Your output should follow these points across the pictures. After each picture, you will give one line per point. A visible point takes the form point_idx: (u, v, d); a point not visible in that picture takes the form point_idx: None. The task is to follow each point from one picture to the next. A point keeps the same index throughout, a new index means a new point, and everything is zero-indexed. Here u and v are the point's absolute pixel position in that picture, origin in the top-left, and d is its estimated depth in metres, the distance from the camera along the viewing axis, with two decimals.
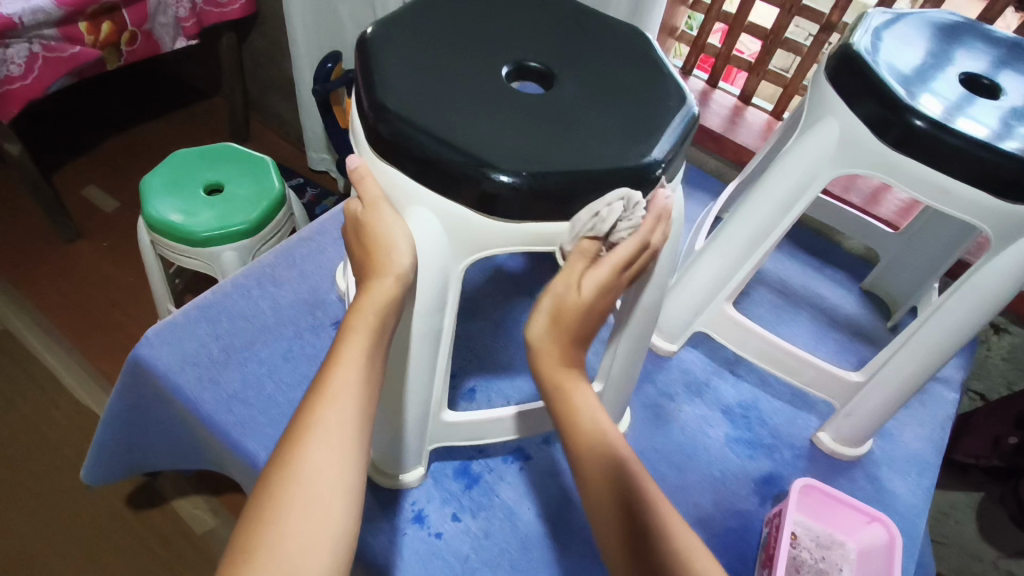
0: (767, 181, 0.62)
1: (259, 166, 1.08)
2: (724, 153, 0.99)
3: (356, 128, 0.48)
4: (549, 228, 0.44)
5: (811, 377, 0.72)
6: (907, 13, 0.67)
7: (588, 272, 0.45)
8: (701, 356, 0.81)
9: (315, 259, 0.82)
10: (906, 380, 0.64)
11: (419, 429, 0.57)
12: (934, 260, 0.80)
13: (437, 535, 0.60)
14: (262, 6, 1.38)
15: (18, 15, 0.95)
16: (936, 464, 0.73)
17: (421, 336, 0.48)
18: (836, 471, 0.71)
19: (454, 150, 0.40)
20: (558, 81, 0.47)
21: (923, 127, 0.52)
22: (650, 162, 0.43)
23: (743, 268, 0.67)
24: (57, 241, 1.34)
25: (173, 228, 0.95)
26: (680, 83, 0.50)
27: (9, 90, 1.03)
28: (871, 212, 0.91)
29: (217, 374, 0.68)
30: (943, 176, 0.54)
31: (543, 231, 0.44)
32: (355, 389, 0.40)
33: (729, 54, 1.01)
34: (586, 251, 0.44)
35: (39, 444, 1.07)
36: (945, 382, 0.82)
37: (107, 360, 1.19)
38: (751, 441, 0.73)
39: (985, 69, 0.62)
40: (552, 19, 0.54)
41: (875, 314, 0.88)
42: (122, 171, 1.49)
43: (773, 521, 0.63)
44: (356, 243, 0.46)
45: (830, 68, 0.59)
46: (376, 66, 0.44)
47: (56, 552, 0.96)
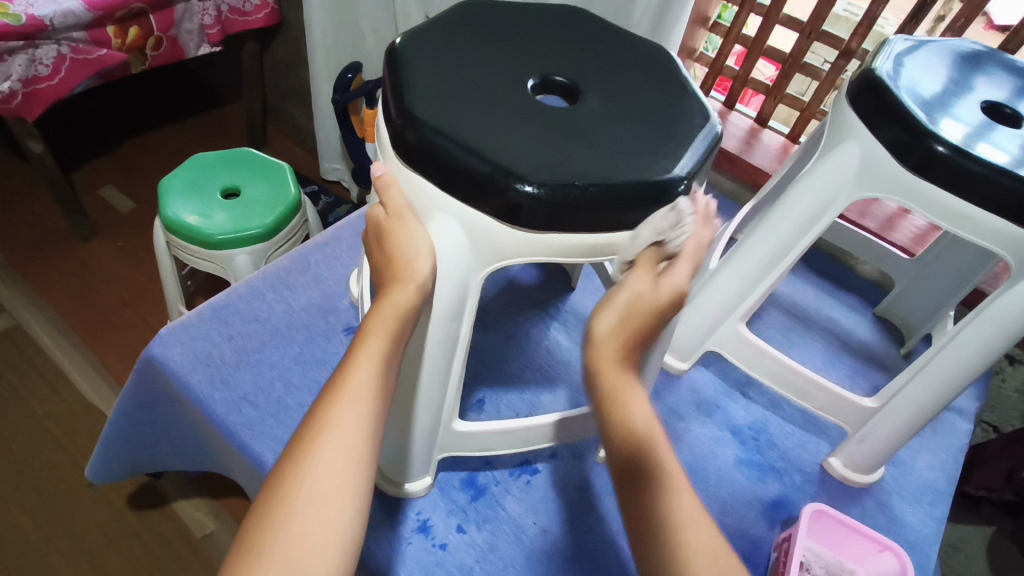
0: (786, 202, 0.62)
1: (276, 172, 1.09)
2: (739, 174, 1.00)
3: (381, 135, 0.48)
4: (459, 250, 0.44)
5: (824, 401, 0.71)
6: (929, 40, 0.68)
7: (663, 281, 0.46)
8: (712, 375, 0.81)
9: (330, 265, 0.82)
10: (922, 407, 0.63)
11: (428, 438, 0.56)
12: (950, 288, 0.80)
13: (441, 546, 0.59)
14: (286, 17, 1.41)
15: (49, 17, 0.97)
16: (948, 495, 0.72)
17: (437, 343, 0.48)
18: (847, 497, 0.70)
19: (478, 158, 0.40)
20: (584, 96, 0.48)
21: (944, 152, 0.52)
22: (673, 177, 0.43)
23: (759, 288, 0.67)
24: (73, 239, 1.36)
25: (189, 230, 0.96)
26: (704, 101, 0.50)
27: (36, 89, 1.05)
28: (886, 238, 0.91)
29: (228, 375, 0.68)
30: (963, 203, 0.54)
31: (457, 251, 0.44)
32: (368, 392, 0.40)
33: (746, 77, 1.01)
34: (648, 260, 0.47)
35: (43, 439, 1.07)
36: (958, 411, 0.81)
37: (116, 358, 1.19)
38: (761, 464, 0.72)
39: (1007, 98, 0.62)
40: (578, 35, 0.54)
41: (888, 340, 0.87)
42: (139, 172, 1.51)
43: (782, 545, 0.62)
44: (377, 249, 0.47)
45: (852, 92, 0.59)
46: (405, 74, 0.45)
47: (54, 549, 0.96)
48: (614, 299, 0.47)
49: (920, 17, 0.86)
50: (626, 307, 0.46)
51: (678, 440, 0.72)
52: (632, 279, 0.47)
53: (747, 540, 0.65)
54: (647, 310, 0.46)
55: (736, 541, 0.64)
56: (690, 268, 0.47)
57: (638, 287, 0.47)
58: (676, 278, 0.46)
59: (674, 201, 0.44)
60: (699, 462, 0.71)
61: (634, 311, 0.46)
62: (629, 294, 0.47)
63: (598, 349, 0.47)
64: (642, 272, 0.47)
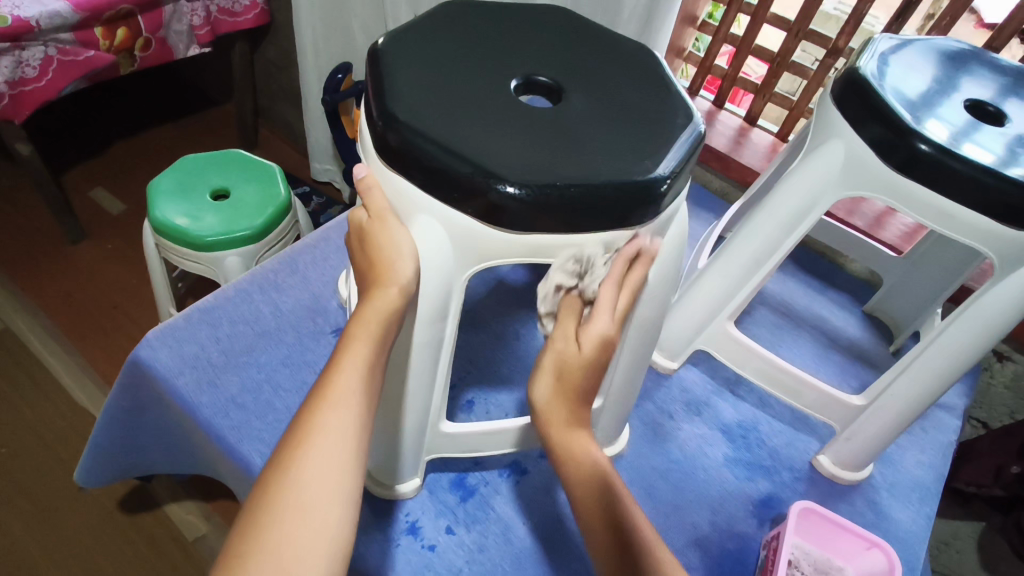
0: (772, 201, 0.62)
1: (266, 173, 1.09)
2: (729, 173, 1.00)
3: (363, 136, 0.48)
4: (546, 242, 0.44)
5: (812, 400, 0.71)
6: (914, 39, 0.68)
7: (583, 336, 0.46)
8: (702, 374, 0.81)
9: (319, 266, 0.82)
10: (908, 405, 0.63)
11: (416, 439, 0.56)
12: (938, 285, 0.80)
13: (430, 547, 0.59)
14: (275, 17, 1.40)
15: (35, 18, 0.96)
16: (937, 492, 0.72)
17: (422, 345, 0.48)
18: (836, 495, 0.70)
19: (461, 161, 0.40)
20: (567, 95, 0.48)
21: (928, 151, 0.52)
22: (655, 177, 0.43)
23: (747, 286, 0.67)
24: (62, 241, 1.35)
25: (178, 232, 0.96)
26: (687, 101, 0.50)
27: (23, 91, 1.04)
28: (874, 236, 0.92)
29: (216, 378, 0.68)
30: (948, 201, 0.54)
31: (541, 244, 0.44)
32: (354, 396, 0.40)
33: (735, 76, 1.01)
34: (570, 308, 0.48)
35: (33, 443, 1.06)
36: (947, 408, 0.81)
37: (107, 361, 1.19)
38: (750, 462, 0.72)
39: (991, 96, 0.63)
40: (562, 35, 0.54)
41: (878, 338, 0.87)
42: (129, 174, 1.50)
43: (771, 543, 0.62)
44: (360, 252, 0.47)
45: (837, 91, 0.59)
46: (386, 75, 0.45)
47: (45, 553, 0.95)
48: (544, 360, 0.48)
49: (906, 16, 0.86)
50: (555, 367, 0.47)
51: (669, 440, 0.72)
52: (556, 337, 0.48)
53: (737, 539, 0.65)
54: (573, 363, 0.47)
55: (726, 540, 0.64)
56: (609, 316, 0.46)
57: (561, 346, 0.47)
58: (591, 328, 0.46)
59: (657, 201, 0.44)
60: (689, 461, 0.71)
61: (564, 369, 0.47)
62: (552, 349, 0.47)
63: (544, 415, 0.48)
64: (561, 331, 0.47)
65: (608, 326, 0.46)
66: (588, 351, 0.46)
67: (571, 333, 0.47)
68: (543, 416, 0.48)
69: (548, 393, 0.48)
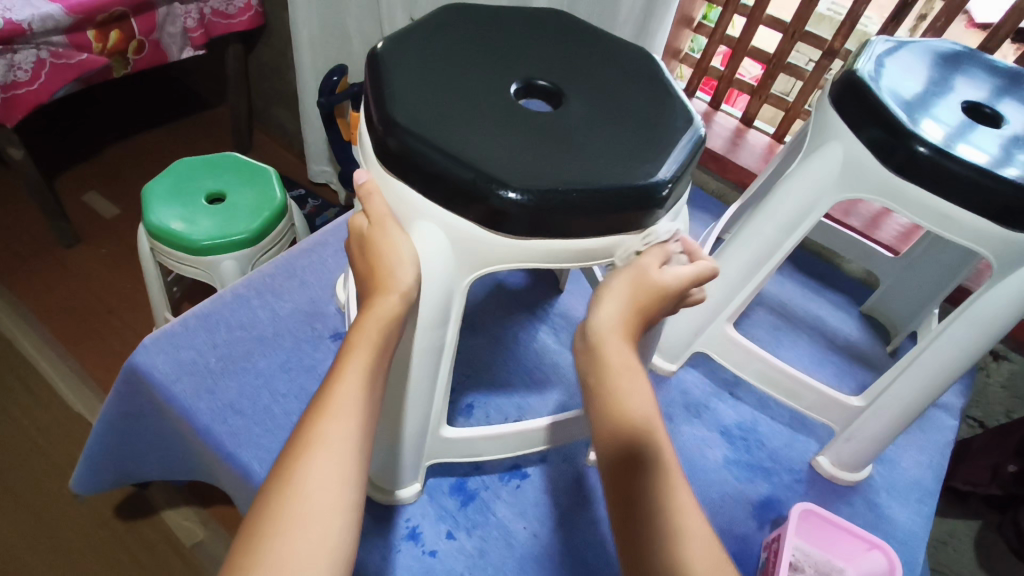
0: (771, 204, 0.62)
1: (261, 176, 1.08)
2: (725, 174, 1.00)
3: (363, 142, 0.48)
4: (556, 245, 0.44)
5: (811, 401, 0.71)
6: (910, 41, 0.68)
7: (666, 271, 0.47)
8: (700, 376, 0.81)
9: (316, 271, 0.82)
10: (907, 406, 0.63)
11: (416, 445, 0.56)
12: (935, 286, 0.80)
13: (431, 552, 0.59)
14: (270, 19, 1.40)
15: (27, 21, 0.95)
16: (935, 492, 0.73)
17: (423, 351, 0.48)
18: (836, 495, 0.71)
19: (461, 166, 0.40)
20: (567, 100, 0.48)
21: (926, 153, 0.52)
22: (656, 182, 0.43)
23: (745, 289, 0.67)
24: (56, 246, 1.34)
25: (173, 236, 0.95)
26: (687, 104, 0.50)
27: (15, 95, 1.03)
28: (871, 236, 0.92)
29: (213, 384, 0.67)
30: (946, 203, 0.54)
31: (551, 248, 0.44)
32: (354, 406, 0.39)
33: (731, 77, 1.02)
34: (660, 250, 0.47)
35: (27, 450, 1.05)
36: (944, 408, 0.82)
37: (102, 366, 1.18)
38: (750, 464, 0.72)
39: (987, 98, 0.63)
40: (562, 40, 0.54)
41: (875, 338, 0.88)
42: (123, 177, 1.49)
43: (772, 545, 0.62)
44: (360, 259, 0.46)
45: (834, 94, 0.59)
46: (385, 80, 0.44)
47: (41, 561, 0.94)
48: (617, 281, 0.48)
49: (901, 17, 0.86)
50: (634, 282, 0.46)
51: (668, 442, 0.72)
52: (640, 260, 0.47)
53: (737, 541, 0.65)
54: (652, 290, 0.46)
55: (726, 542, 0.64)
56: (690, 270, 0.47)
57: (645, 265, 0.47)
58: (674, 270, 0.47)
59: (658, 206, 0.44)
60: (689, 463, 0.71)
61: (638, 289, 0.46)
62: (634, 270, 0.47)
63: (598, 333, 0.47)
64: (644, 267, 0.47)
65: (688, 282, 0.47)
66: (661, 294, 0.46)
67: (657, 264, 0.47)
68: (604, 333, 0.47)
69: (615, 317, 0.47)
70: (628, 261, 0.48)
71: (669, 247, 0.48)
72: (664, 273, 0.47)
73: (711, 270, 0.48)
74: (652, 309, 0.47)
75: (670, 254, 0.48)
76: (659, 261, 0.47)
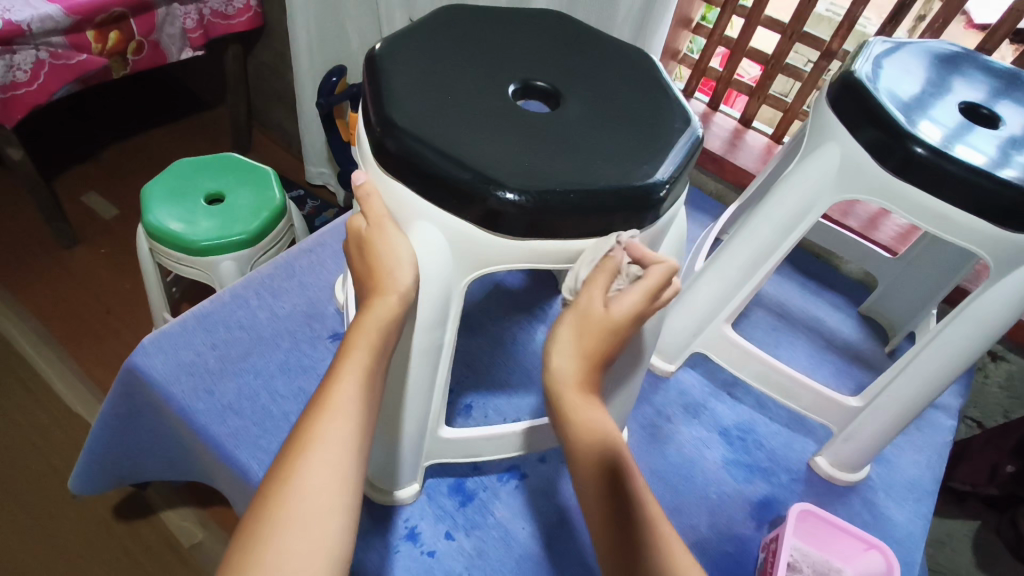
0: (769, 204, 0.63)
1: (260, 177, 1.08)
2: (724, 175, 1.00)
3: (362, 142, 0.48)
4: (549, 245, 0.44)
5: (809, 402, 0.71)
6: (907, 42, 0.68)
7: (613, 300, 0.44)
8: (699, 376, 0.81)
9: (315, 271, 0.82)
10: (904, 406, 0.63)
11: (415, 445, 0.56)
12: (933, 286, 0.80)
13: (430, 553, 0.59)
14: (269, 20, 1.40)
15: (26, 22, 0.96)
16: (933, 492, 0.73)
17: (421, 352, 0.48)
18: (834, 496, 0.71)
19: (459, 166, 0.40)
20: (565, 101, 0.48)
21: (923, 154, 0.52)
22: (654, 183, 0.43)
23: (744, 289, 0.67)
24: (55, 247, 1.34)
25: (172, 236, 0.95)
26: (684, 105, 0.50)
27: (14, 95, 1.03)
28: (869, 237, 0.92)
29: (212, 384, 0.67)
30: (943, 204, 0.54)
31: (541, 248, 0.44)
32: (352, 406, 0.40)
33: (730, 78, 1.02)
34: (607, 270, 0.44)
35: (25, 450, 1.05)
36: (942, 408, 0.82)
37: (101, 367, 1.18)
38: (748, 464, 0.72)
39: (984, 99, 0.63)
40: (560, 41, 0.54)
41: (873, 339, 0.88)
42: (122, 178, 1.49)
43: (770, 546, 0.62)
44: (358, 259, 0.46)
45: (832, 95, 0.60)
46: (384, 81, 0.45)
47: (39, 561, 0.94)
48: (565, 323, 0.46)
49: (899, 18, 0.86)
50: (577, 323, 0.45)
51: (666, 442, 0.72)
52: (580, 299, 0.45)
53: (735, 541, 0.65)
54: (598, 329, 0.44)
55: (724, 542, 0.64)
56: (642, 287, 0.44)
57: (587, 303, 0.44)
58: (623, 299, 0.44)
59: (656, 206, 0.44)
60: (687, 463, 0.71)
61: (585, 331, 0.44)
62: (576, 312, 0.45)
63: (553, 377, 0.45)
64: (574, 315, 0.45)
65: (638, 306, 0.44)
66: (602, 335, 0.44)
67: (599, 292, 0.44)
68: (560, 381, 0.45)
69: (570, 363, 0.45)
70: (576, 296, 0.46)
71: (613, 260, 0.44)
72: (606, 307, 0.44)
73: (665, 272, 0.44)
74: (604, 348, 0.45)
75: (618, 268, 0.44)
76: (605, 287, 0.44)
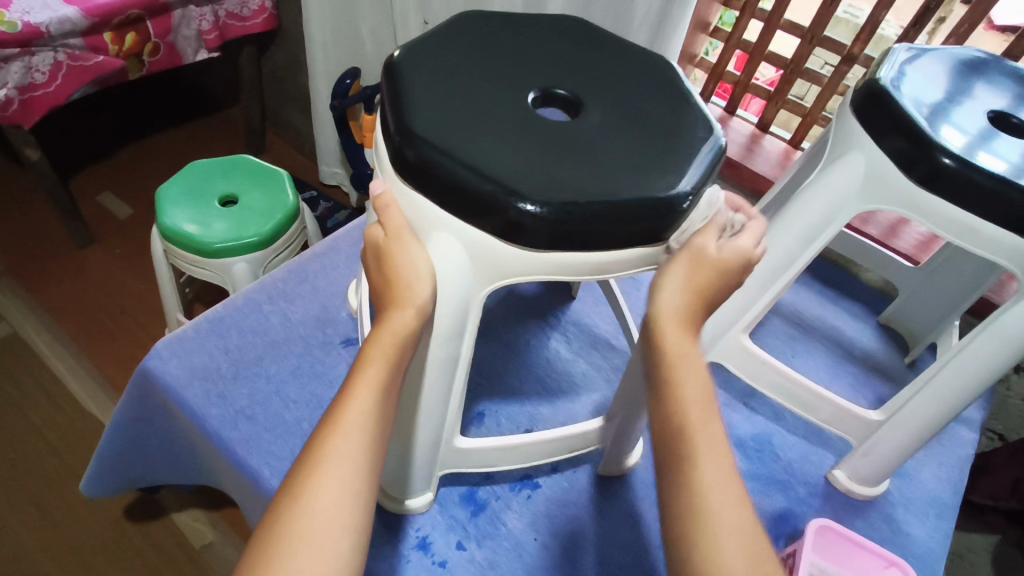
0: (791, 214, 0.61)
1: (274, 179, 1.08)
2: (740, 181, 0.99)
3: (380, 150, 0.48)
4: (565, 259, 0.43)
5: (828, 414, 0.70)
6: (933, 48, 0.67)
7: (723, 245, 0.47)
8: (714, 386, 0.80)
9: (328, 276, 0.81)
10: (928, 421, 0.62)
11: (429, 455, 0.55)
12: (955, 297, 0.79)
13: (441, 563, 0.58)
14: (284, 21, 1.40)
15: (45, 24, 0.96)
16: (954, 506, 0.71)
17: (438, 362, 0.47)
18: (852, 510, 0.69)
19: (479, 177, 0.40)
20: (586, 110, 0.47)
21: (951, 164, 0.51)
22: (678, 194, 0.42)
23: (763, 299, 0.66)
24: (70, 246, 1.35)
25: (186, 238, 0.95)
26: (706, 112, 0.50)
27: (32, 96, 1.04)
28: (889, 245, 0.91)
29: (225, 390, 0.67)
30: (971, 216, 0.53)
31: (559, 261, 0.43)
32: (365, 422, 0.39)
33: (748, 83, 1.01)
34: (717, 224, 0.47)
35: (39, 448, 1.06)
36: (964, 422, 0.80)
37: (115, 366, 1.18)
38: (765, 477, 0.71)
39: (1012, 107, 0.61)
40: (580, 47, 0.54)
41: (892, 349, 0.86)
42: (137, 177, 1.50)
43: (787, 561, 0.61)
44: (376, 270, 0.46)
45: (856, 102, 0.58)
46: (403, 89, 0.44)
47: (52, 561, 0.94)
48: (676, 265, 0.47)
49: (922, 24, 0.85)
50: (691, 261, 0.46)
51: None
52: (693, 243, 0.46)
53: None
54: (712, 266, 0.46)
55: None
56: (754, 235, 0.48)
57: (701, 244, 0.46)
58: (736, 242, 0.47)
59: (678, 217, 0.43)
60: None
61: (698, 268, 0.46)
62: (689, 253, 0.46)
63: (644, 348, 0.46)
64: (715, 232, 0.47)
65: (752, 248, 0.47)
66: (732, 263, 0.46)
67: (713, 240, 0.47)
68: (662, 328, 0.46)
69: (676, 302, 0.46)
70: (682, 242, 0.47)
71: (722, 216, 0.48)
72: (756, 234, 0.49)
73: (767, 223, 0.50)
74: (718, 286, 0.46)
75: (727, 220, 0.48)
76: (718, 236, 0.47)
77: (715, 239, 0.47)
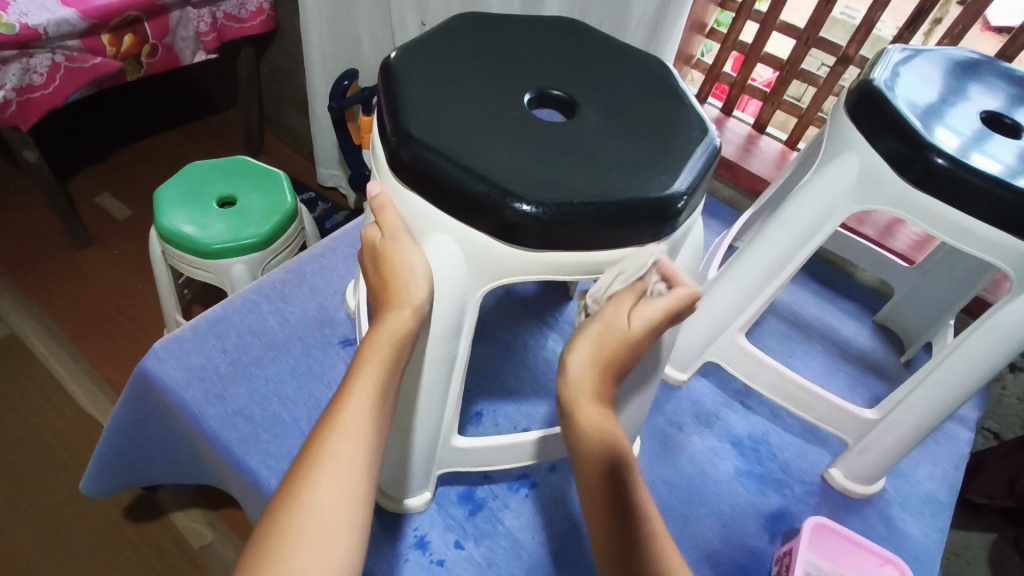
0: (785, 214, 0.62)
1: (273, 180, 1.08)
2: (737, 181, 0.99)
3: (377, 151, 0.48)
4: (560, 259, 0.43)
5: (824, 413, 0.70)
6: (926, 49, 0.67)
7: (635, 314, 0.46)
8: (711, 386, 0.80)
9: (325, 277, 0.82)
10: (922, 420, 0.62)
11: (427, 454, 0.56)
12: (950, 297, 0.79)
13: (439, 562, 0.59)
14: (282, 23, 1.41)
15: (43, 26, 0.96)
16: (950, 505, 0.72)
17: (435, 362, 0.48)
18: (848, 508, 0.70)
19: (475, 178, 0.40)
20: (581, 110, 0.47)
21: (944, 164, 0.52)
22: (672, 194, 0.42)
23: (758, 299, 0.66)
24: (68, 247, 1.35)
25: (184, 239, 0.95)
26: (701, 113, 0.50)
27: (30, 98, 1.04)
28: (885, 245, 0.91)
29: (223, 390, 0.67)
30: (963, 215, 0.54)
31: (555, 262, 0.43)
32: (363, 421, 0.39)
33: (744, 84, 1.01)
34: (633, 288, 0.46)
35: (37, 450, 1.06)
36: (960, 420, 0.81)
37: (113, 367, 1.19)
38: (761, 476, 0.71)
39: (1005, 108, 0.62)
40: (575, 48, 0.54)
41: (889, 348, 0.87)
42: (135, 179, 1.50)
43: (783, 559, 0.62)
44: (373, 271, 0.47)
45: (850, 103, 0.59)
46: (400, 90, 0.44)
47: (51, 562, 0.95)
48: (585, 334, 0.48)
49: (917, 25, 0.85)
50: (600, 335, 0.47)
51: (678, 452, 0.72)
52: (606, 310, 0.47)
53: (749, 554, 0.64)
54: (615, 342, 0.46)
55: (737, 555, 0.64)
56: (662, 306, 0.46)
57: (609, 316, 0.47)
58: (647, 310, 0.46)
59: (673, 218, 0.43)
60: (699, 474, 0.70)
61: (603, 345, 0.47)
62: (599, 323, 0.47)
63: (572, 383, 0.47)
64: (628, 299, 0.47)
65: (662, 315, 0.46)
66: (643, 329, 0.46)
67: (626, 310, 0.46)
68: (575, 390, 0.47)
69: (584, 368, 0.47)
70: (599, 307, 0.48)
71: (641, 282, 0.46)
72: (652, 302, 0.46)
73: (688, 297, 0.46)
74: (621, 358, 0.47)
75: (645, 289, 0.47)
76: (633, 302, 0.47)
77: (630, 306, 0.47)
